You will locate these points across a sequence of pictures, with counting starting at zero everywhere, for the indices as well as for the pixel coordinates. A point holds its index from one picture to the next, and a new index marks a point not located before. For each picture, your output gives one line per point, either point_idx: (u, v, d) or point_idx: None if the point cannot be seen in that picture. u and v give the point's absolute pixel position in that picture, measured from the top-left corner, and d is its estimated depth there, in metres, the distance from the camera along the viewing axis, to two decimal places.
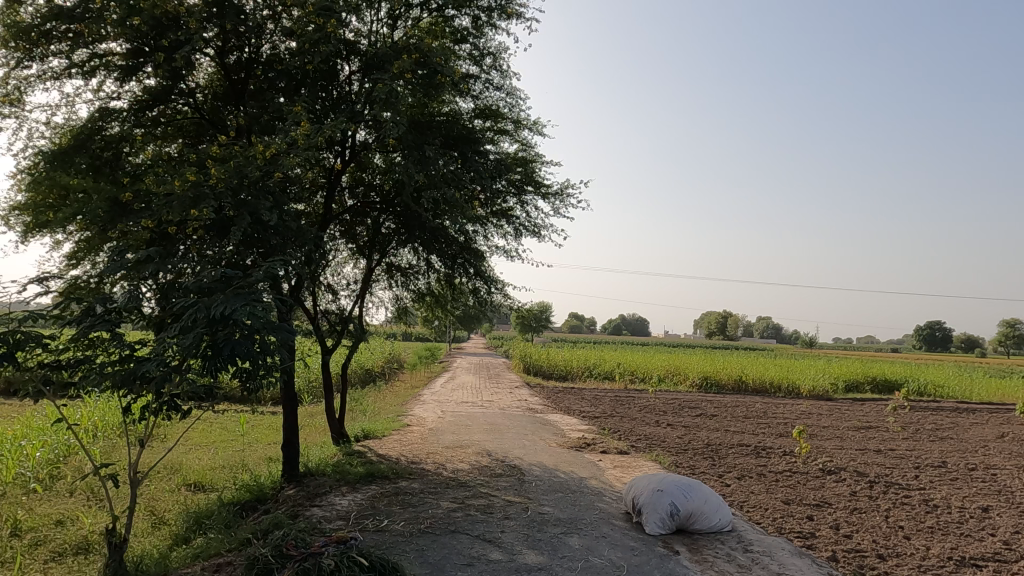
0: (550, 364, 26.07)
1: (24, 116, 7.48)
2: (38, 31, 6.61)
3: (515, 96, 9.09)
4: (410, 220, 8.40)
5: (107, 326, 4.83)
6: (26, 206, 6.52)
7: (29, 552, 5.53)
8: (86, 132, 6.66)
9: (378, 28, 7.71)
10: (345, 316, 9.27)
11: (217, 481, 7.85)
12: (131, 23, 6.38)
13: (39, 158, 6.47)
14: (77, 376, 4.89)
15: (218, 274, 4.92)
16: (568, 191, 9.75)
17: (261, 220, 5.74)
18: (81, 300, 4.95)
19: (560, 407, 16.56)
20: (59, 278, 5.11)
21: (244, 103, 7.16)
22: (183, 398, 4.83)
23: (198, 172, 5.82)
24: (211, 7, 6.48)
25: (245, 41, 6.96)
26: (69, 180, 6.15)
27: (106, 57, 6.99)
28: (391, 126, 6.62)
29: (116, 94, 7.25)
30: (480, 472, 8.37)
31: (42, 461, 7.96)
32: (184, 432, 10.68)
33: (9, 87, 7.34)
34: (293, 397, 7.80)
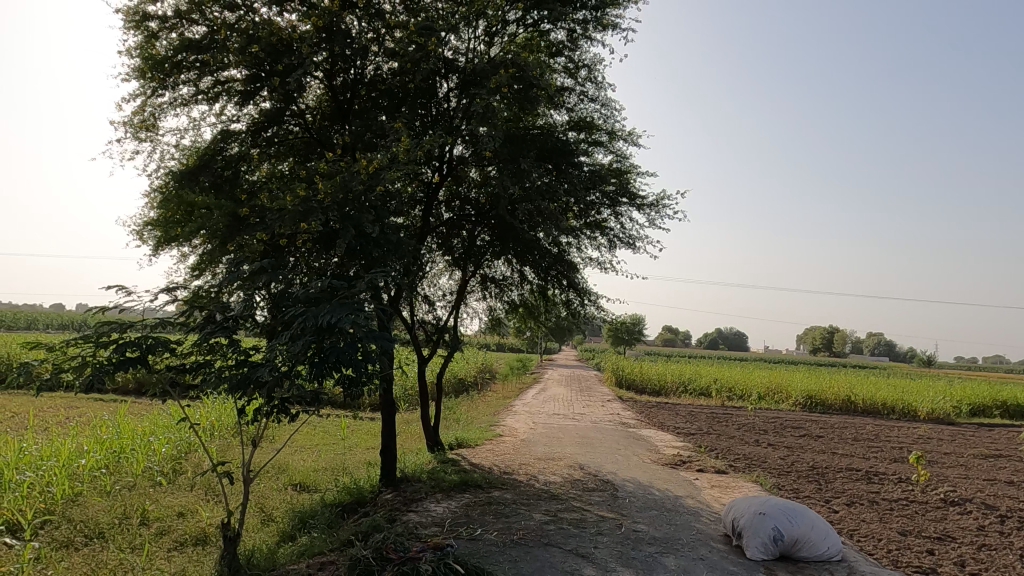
0: (644, 378, 25.50)
1: (157, 140, 8.22)
2: (170, 63, 7.28)
3: (610, 107, 9.04)
4: (505, 232, 8.49)
5: (224, 332, 5.18)
6: (158, 221, 7.14)
7: (154, 540, 6.00)
8: (209, 153, 7.25)
9: (475, 45, 7.85)
10: (441, 326, 9.48)
11: (320, 483, 8.22)
12: (250, 51, 6.87)
13: (170, 177, 7.13)
14: (199, 379, 5.27)
15: (325, 285, 5.17)
16: (663, 202, 9.55)
17: (364, 232, 6.00)
18: (202, 308, 5.34)
19: (653, 422, 16.17)
20: (185, 287, 5.50)
21: (349, 122, 7.42)
22: (291, 402, 5.08)
23: (308, 187, 6.14)
24: (321, 33, 6.86)
25: (350, 64, 7.28)
26: (194, 198, 6.67)
27: (228, 84, 7.52)
28: (487, 141, 6.76)
29: (235, 117, 7.78)
30: (572, 485, 8.30)
31: (166, 456, 8.62)
32: (291, 434, 11.27)
33: (145, 113, 8.08)
34: (390, 405, 8.04)
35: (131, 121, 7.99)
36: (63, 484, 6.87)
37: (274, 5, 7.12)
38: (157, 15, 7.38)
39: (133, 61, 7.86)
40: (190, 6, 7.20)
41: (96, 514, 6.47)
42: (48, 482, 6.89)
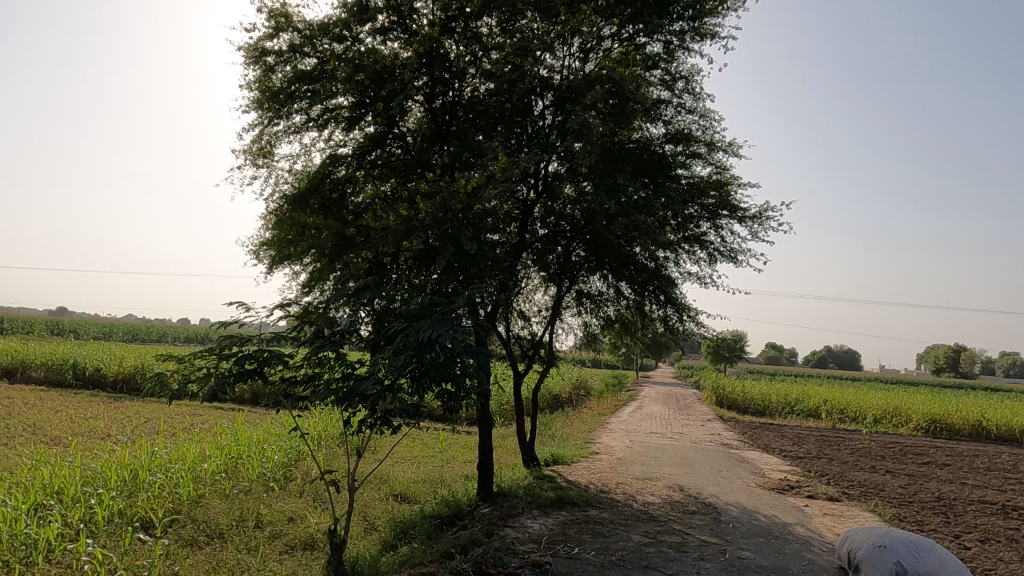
0: (746, 397, 24.45)
1: (273, 166, 8.80)
2: (285, 93, 7.79)
3: (709, 118, 8.83)
4: (601, 248, 8.49)
5: (332, 347, 5.42)
6: (273, 242, 7.63)
7: (267, 543, 6.35)
8: (319, 176, 7.67)
9: (570, 62, 7.90)
10: (537, 342, 9.51)
11: (419, 494, 8.43)
12: (357, 79, 7.23)
13: (284, 200, 7.61)
14: (309, 391, 5.55)
15: (425, 301, 5.32)
16: (766, 213, 9.17)
17: (463, 250, 6.13)
18: (312, 323, 5.63)
19: (756, 444, 15.45)
20: (296, 303, 5.82)
21: (448, 142, 7.63)
22: (394, 414, 5.25)
23: (409, 207, 6.37)
24: (422, 59, 7.12)
25: (449, 87, 7.51)
26: (305, 219, 7.07)
27: (336, 111, 7.95)
28: (583, 156, 6.75)
29: (343, 141, 8.21)
30: (671, 507, 8.05)
31: (278, 463, 9.11)
32: (392, 446, 11.63)
33: (262, 141, 8.67)
34: (487, 419, 8.13)
35: (250, 149, 8.61)
36: (189, 486, 7.41)
37: (378, 35, 7.49)
38: (274, 50, 7.94)
39: (252, 94, 8.48)
40: (303, 40, 7.70)
41: (217, 515, 6.92)
42: (176, 483, 7.45)
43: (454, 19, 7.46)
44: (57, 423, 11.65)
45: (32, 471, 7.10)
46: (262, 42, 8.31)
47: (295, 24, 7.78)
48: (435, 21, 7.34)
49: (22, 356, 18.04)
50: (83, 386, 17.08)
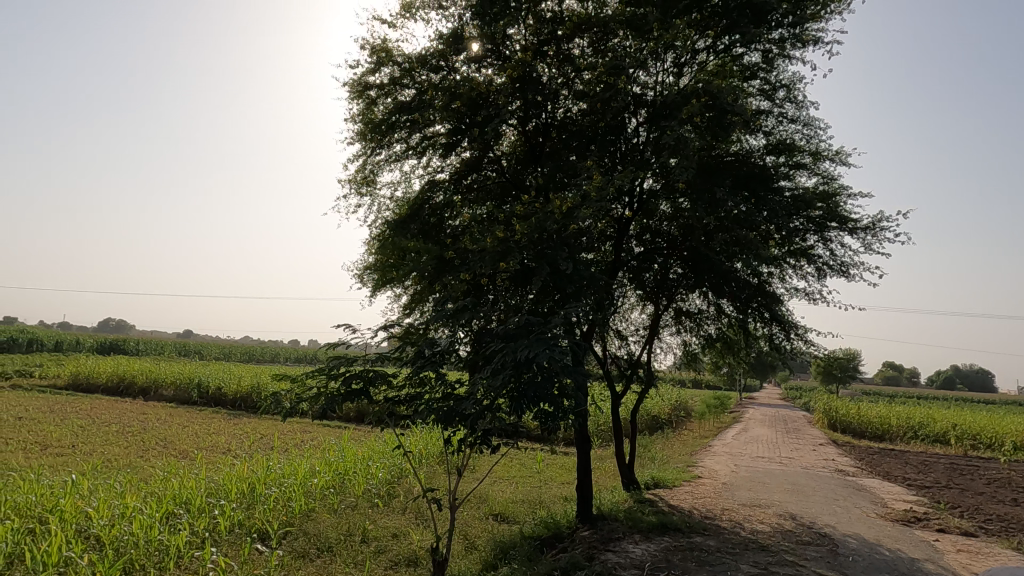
0: (862, 420, 22.86)
1: (375, 194, 9.22)
2: (386, 124, 8.16)
3: (813, 126, 8.44)
4: (700, 264, 8.29)
5: (433, 366, 5.56)
6: (377, 266, 7.97)
7: (373, 558, 6.56)
8: (418, 203, 7.99)
9: (665, 78, 7.80)
10: (635, 362, 9.34)
11: (518, 514, 8.43)
12: (453, 106, 7.46)
13: (386, 226, 7.96)
14: (412, 410, 5.70)
15: (522, 321, 5.35)
16: (880, 224, 8.62)
17: (559, 269, 6.14)
18: (414, 343, 5.79)
19: (875, 471, 14.38)
20: (398, 324, 6.01)
21: (543, 164, 7.70)
22: (493, 434, 5.29)
23: (506, 229, 6.48)
24: (516, 83, 7.28)
25: (542, 109, 7.61)
26: (406, 244, 7.34)
27: (433, 138, 8.23)
28: (679, 172, 6.62)
29: (440, 167, 8.49)
30: (783, 536, 7.62)
31: (383, 480, 9.41)
32: (490, 465, 11.74)
33: (366, 171, 9.11)
34: (585, 440, 8.06)
35: (355, 178, 9.07)
36: (301, 500, 7.79)
37: (473, 63, 7.72)
38: (376, 84, 8.35)
39: (356, 127, 8.95)
40: (402, 73, 8.06)
41: (326, 529, 7.22)
42: (289, 497, 7.86)
43: (546, 42, 7.62)
44: (185, 438, 12.60)
45: (164, 482, 7.72)
46: (365, 77, 8.78)
47: (395, 58, 8.18)
48: (527, 46, 7.52)
49: (155, 375, 19.70)
50: (206, 404, 18.40)
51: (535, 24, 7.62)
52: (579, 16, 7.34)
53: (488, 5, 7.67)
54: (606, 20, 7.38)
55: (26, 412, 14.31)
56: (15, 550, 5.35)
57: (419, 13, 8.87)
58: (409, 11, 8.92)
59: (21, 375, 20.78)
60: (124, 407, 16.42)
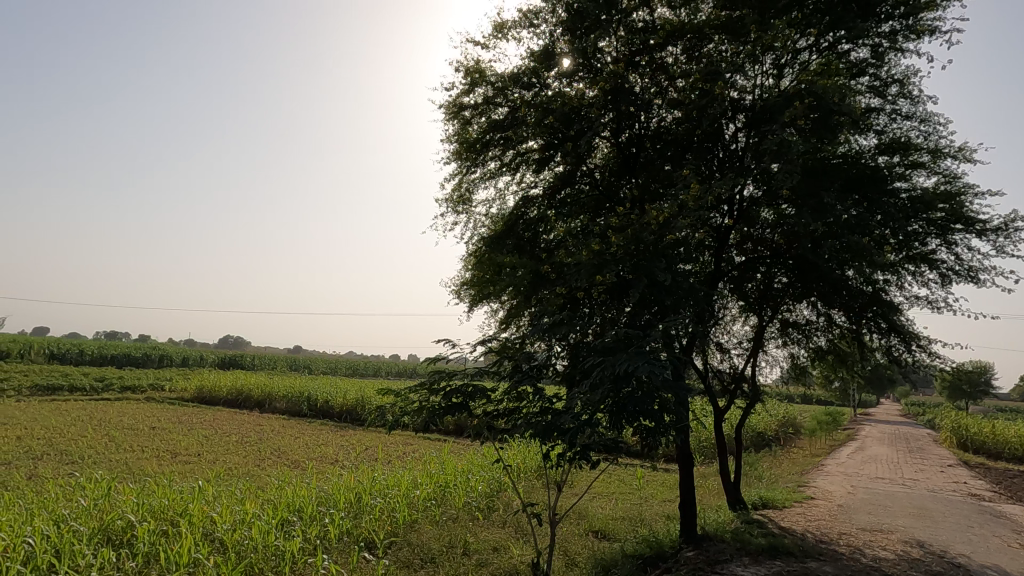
0: (999, 440, 20.79)
1: (471, 211, 9.45)
2: (480, 143, 8.41)
3: (931, 122, 7.87)
4: (807, 273, 7.89)
5: (530, 381, 5.57)
6: (474, 282, 8.13)
7: (475, 571, 6.62)
8: (513, 219, 8.18)
9: (764, 80, 7.52)
10: (739, 375, 8.98)
11: (619, 531, 8.28)
12: (546, 121, 7.51)
13: (483, 243, 8.15)
14: (511, 424, 5.74)
15: (620, 334, 5.28)
16: (1014, 224, 7.88)
17: (656, 281, 6.02)
18: (511, 357, 5.84)
19: (1017, 496, 13.03)
20: (495, 339, 6.05)
21: (637, 175, 7.60)
22: (592, 449, 5.24)
23: (601, 242, 6.45)
24: (608, 95, 7.23)
25: (635, 120, 7.53)
26: (502, 259, 7.45)
27: (527, 154, 8.29)
28: (782, 177, 6.35)
29: (534, 182, 8.55)
30: (910, 564, 7.05)
31: (482, 493, 9.51)
32: (589, 480, 11.61)
33: (462, 189, 9.34)
34: (687, 457, 7.82)
35: (451, 197, 9.35)
36: (404, 511, 8.01)
37: (564, 78, 7.77)
38: (470, 104, 8.57)
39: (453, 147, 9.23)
40: (495, 92, 8.23)
41: (429, 540, 7.38)
42: (393, 507, 8.10)
43: (638, 53, 7.56)
44: (297, 448, 13.29)
45: (279, 490, 8.16)
46: (460, 98, 9.05)
47: (489, 78, 8.38)
48: (618, 57, 7.52)
49: (269, 388, 20.95)
50: (315, 416, 19.33)
51: (626, 34, 7.60)
52: (671, 24, 7.22)
53: (578, 20, 7.77)
54: (700, 25, 7.23)
55: (158, 422, 15.59)
56: (151, 550, 5.81)
57: (511, 33, 9.04)
58: (501, 31, 9.10)
59: (154, 389, 22.67)
60: (242, 418, 17.53)
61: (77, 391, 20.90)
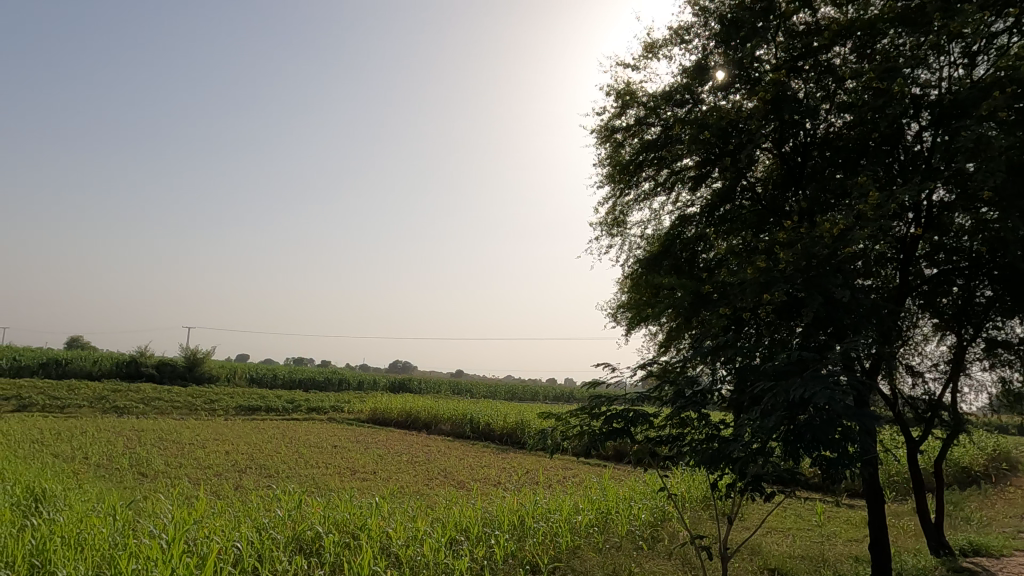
0: None
1: (626, 233, 9.41)
2: (634, 164, 8.40)
3: None
4: (1018, 285, 6.87)
5: (694, 407, 5.36)
6: (632, 304, 8.07)
7: None
8: (670, 238, 8.04)
9: (952, 72, 6.75)
10: (936, 403, 7.99)
11: (798, 571, 7.64)
12: (702, 137, 7.24)
13: (639, 264, 8.10)
14: (675, 452, 5.55)
15: (793, 357, 4.91)
16: None
17: (833, 298, 5.51)
18: (673, 382, 5.65)
19: None
20: (654, 363, 5.88)
21: (805, 186, 7.11)
22: (765, 481, 4.90)
23: (767, 259, 6.09)
24: (768, 105, 6.85)
25: (801, 128, 6.99)
26: (660, 280, 7.31)
27: (682, 172, 8.04)
28: (982, 178, 5.62)
29: (691, 201, 8.31)
30: None
31: (646, 522, 9.24)
32: (761, 514, 10.87)
33: (616, 212, 9.33)
34: (877, 494, 7.07)
35: (606, 220, 9.43)
36: (567, 536, 7.99)
37: (720, 92, 7.53)
38: (622, 126, 8.63)
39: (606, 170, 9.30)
40: (647, 111, 8.16)
41: (593, 567, 7.28)
42: (556, 532, 8.12)
43: (801, 57, 7.15)
44: (462, 470, 13.79)
45: (447, 509, 8.51)
46: (611, 121, 9.10)
47: (641, 99, 8.37)
48: (778, 63, 7.16)
49: (435, 411, 22.03)
50: (478, 438, 19.99)
51: (786, 39, 7.25)
52: (838, 23, 6.82)
53: (732, 30, 7.54)
54: (872, 20, 6.66)
55: (340, 441, 16.98)
56: (336, 560, 6.30)
57: (662, 51, 8.93)
58: (652, 51, 9.02)
59: (335, 410, 24.76)
60: (412, 439, 18.57)
61: (272, 411, 23.39)
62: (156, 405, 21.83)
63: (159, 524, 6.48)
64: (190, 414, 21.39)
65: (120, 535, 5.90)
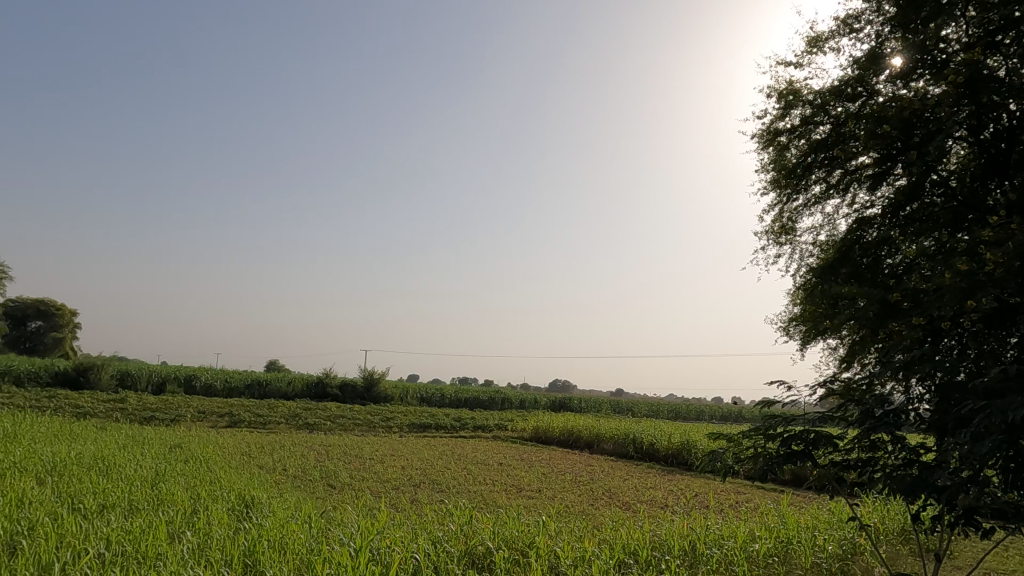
0: None
1: (796, 241, 8.86)
2: (802, 167, 7.90)
3: None
4: None
5: (887, 429, 4.83)
6: (806, 316, 7.54)
7: None
8: (847, 245, 7.47)
9: None
10: None
11: None
12: (880, 130, 6.63)
13: (813, 274, 7.56)
14: (866, 478, 5.04)
15: (1009, 373, 4.22)
16: None
17: None
18: (859, 401, 5.16)
19: None
20: (836, 380, 5.41)
21: (1012, 175, 6.12)
22: (982, 515, 4.26)
23: (970, 261, 5.40)
24: (960, 88, 6.07)
25: (1003, 110, 6.27)
26: (838, 289, 6.75)
27: (858, 171, 7.40)
28: None
29: (870, 202, 7.64)
30: None
31: (834, 555, 8.43)
32: (978, 554, 9.47)
33: (784, 219, 8.81)
34: None
35: (772, 228, 8.99)
36: (745, 566, 7.50)
37: (899, 80, 6.88)
38: (786, 128, 8.26)
39: (771, 176, 8.86)
40: (814, 110, 7.65)
41: None
42: (732, 561, 7.65)
43: (999, 32, 6.32)
44: (627, 490, 13.54)
45: (614, 532, 8.36)
46: (774, 125, 8.65)
47: (807, 98, 7.88)
48: (972, 41, 6.39)
49: (597, 430, 21.88)
50: (642, 458, 19.54)
51: (979, 13, 6.38)
52: None
53: (911, 11, 6.92)
54: None
55: (506, 459, 17.41)
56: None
57: (827, 44, 8.34)
58: (816, 45, 8.45)
59: (499, 428, 25.47)
60: (575, 458, 18.57)
61: (442, 429, 24.58)
62: (340, 422, 23.84)
63: (348, 533, 7.03)
64: (369, 430, 23.09)
65: (315, 542, 6.48)
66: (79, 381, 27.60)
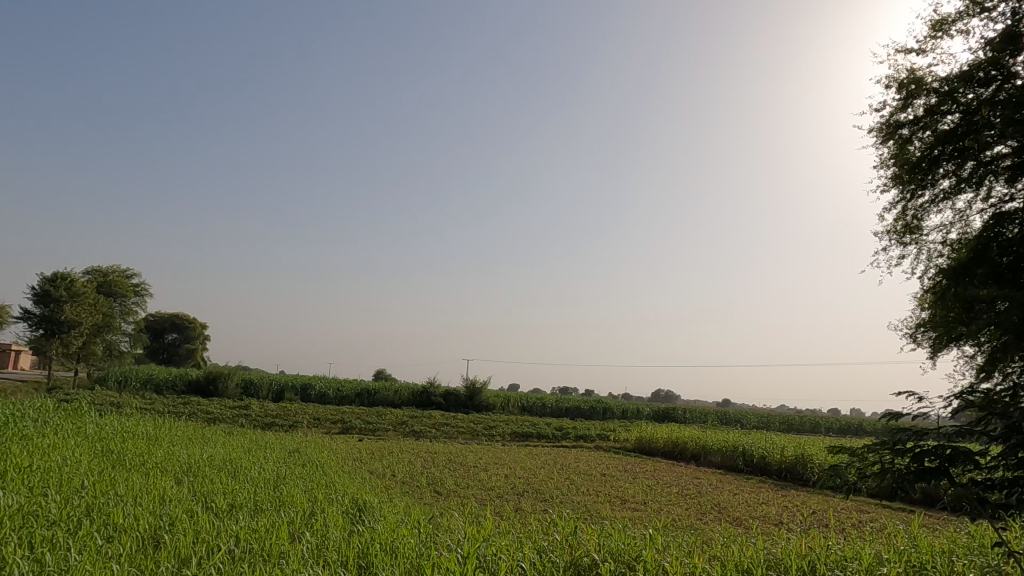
0: None
1: (922, 241, 8.22)
2: (927, 160, 7.33)
3: None
4: None
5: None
6: (937, 322, 6.95)
7: None
8: (982, 243, 6.77)
9: None
10: None
11: None
12: (1020, 116, 5.95)
13: (943, 276, 6.96)
14: (1014, 501, 4.56)
15: None
16: None
17: None
18: (1004, 415, 4.68)
19: None
20: (976, 392, 4.95)
21: None
22: None
23: None
24: None
25: None
26: (973, 292, 6.19)
27: (995, 163, 6.74)
28: None
29: (1009, 195, 6.94)
30: None
31: None
32: None
33: (908, 216, 8.19)
34: None
35: (895, 227, 8.40)
36: None
37: None
38: (908, 120, 7.68)
39: (892, 172, 8.29)
40: (940, 99, 7.08)
41: None
42: None
43: None
44: (738, 505, 12.99)
45: (726, 548, 8.02)
46: (894, 117, 8.07)
47: (931, 87, 7.28)
48: None
49: (704, 441, 21.15)
50: (753, 472, 18.67)
51: None
52: None
53: None
54: None
55: (609, 469, 17.18)
56: None
57: (954, 26, 7.68)
58: (940, 28, 7.81)
59: (602, 438, 25.16)
60: (681, 471, 18.04)
61: (544, 438, 24.61)
62: (445, 430, 24.42)
63: (455, 540, 7.16)
64: (473, 439, 23.48)
65: (424, 547, 6.65)
66: (209, 390, 29.89)
